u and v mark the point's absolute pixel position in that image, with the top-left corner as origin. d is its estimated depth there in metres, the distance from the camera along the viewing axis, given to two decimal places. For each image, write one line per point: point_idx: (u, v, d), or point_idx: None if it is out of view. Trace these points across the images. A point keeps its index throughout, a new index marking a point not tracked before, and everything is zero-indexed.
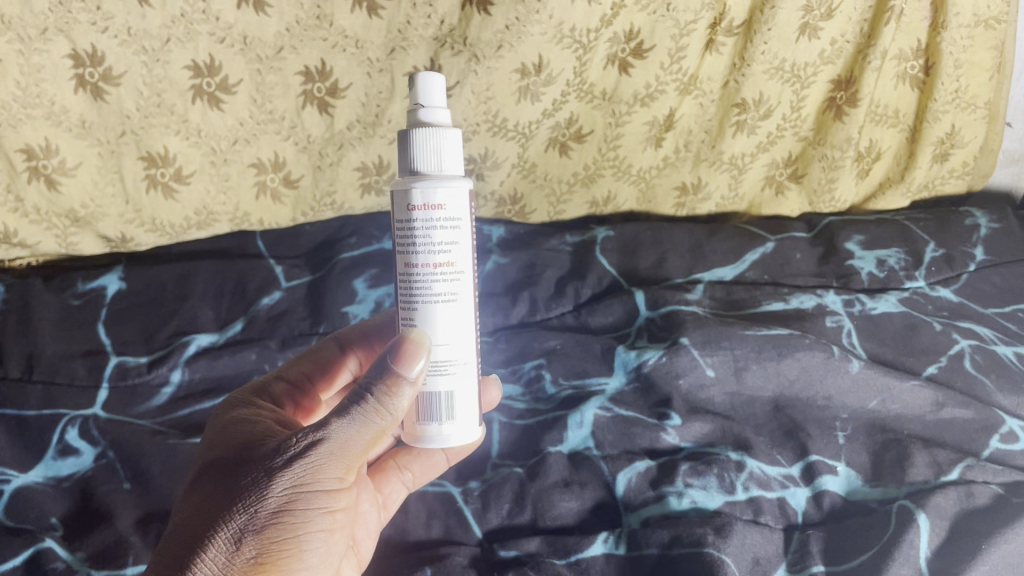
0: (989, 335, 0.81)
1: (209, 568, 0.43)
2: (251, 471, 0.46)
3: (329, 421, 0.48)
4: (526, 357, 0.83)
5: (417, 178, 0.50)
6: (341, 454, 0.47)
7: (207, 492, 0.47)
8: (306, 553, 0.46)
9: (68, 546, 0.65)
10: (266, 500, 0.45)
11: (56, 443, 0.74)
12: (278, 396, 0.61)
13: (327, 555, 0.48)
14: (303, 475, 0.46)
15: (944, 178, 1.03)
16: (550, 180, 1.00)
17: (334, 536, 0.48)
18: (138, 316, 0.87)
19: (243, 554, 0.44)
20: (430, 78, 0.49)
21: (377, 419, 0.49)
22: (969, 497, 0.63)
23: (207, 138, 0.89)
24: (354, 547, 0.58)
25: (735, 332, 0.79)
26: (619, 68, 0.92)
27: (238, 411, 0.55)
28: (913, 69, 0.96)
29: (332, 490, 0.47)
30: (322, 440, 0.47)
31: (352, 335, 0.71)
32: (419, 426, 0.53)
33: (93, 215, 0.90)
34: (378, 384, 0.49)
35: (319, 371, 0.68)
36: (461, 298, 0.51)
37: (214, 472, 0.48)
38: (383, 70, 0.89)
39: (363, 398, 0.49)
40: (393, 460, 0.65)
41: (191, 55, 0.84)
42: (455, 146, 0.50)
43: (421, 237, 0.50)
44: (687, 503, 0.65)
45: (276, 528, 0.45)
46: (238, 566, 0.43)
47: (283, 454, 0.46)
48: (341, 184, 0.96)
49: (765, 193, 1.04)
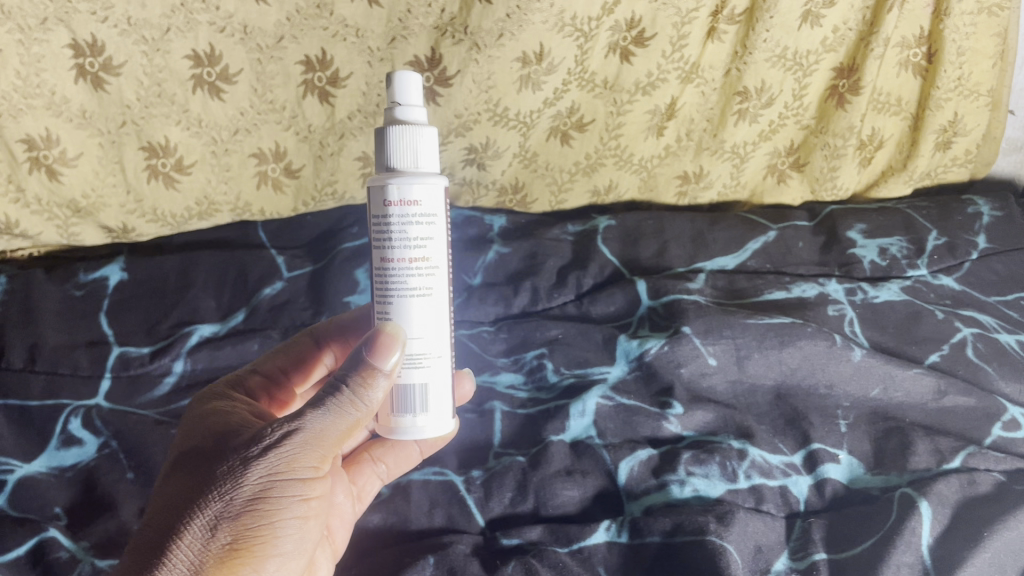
0: (990, 323, 0.81)
1: (184, 555, 0.44)
2: (226, 461, 0.47)
3: (305, 412, 0.48)
4: (528, 346, 0.83)
5: (392, 174, 0.50)
6: (317, 444, 0.48)
7: (182, 480, 0.47)
8: (279, 540, 0.47)
9: (71, 536, 0.66)
10: (241, 488, 0.46)
11: (59, 433, 0.75)
12: (252, 390, 0.63)
13: (302, 542, 0.48)
14: (279, 464, 0.46)
15: (947, 166, 1.03)
16: (552, 170, 0.99)
17: (309, 524, 0.49)
18: (140, 307, 0.87)
19: (219, 540, 0.44)
20: (406, 78, 0.50)
21: (353, 409, 0.49)
22: (971, 485, 0.64)
23: (208, 128, 0.89)
24: (328, 538, 0.59)
25: (736, 321, 0.78)
26: (621, 56, 0.92)
27: (213, 404, 0.55)
28: (915, 57, 0.96)
29: (307, 479, 0.48)
30: (296, 430, 0.48)
31: (329, 329, 0.70)
32: (392, 418, 0.53)
33: (94, 205, 0.90)
34: (353, 374, 0.50)
35: (294, 366, 0.68)
36: (436, 292, 0.52)
37: (190, 463, 0.49)
38: (383, 59, 0.89)
39: (339, 388, 0.49)
40: (368, 453, 0.66)
41: (191, 45, 0.84)
42: (431, 144, 0.51)
43: (396, 233, 0.50)
44: (688, 492, 0.66)
45: (252, 515, 0.45)
46: (214, 552, 0.44)
47: (259, 444, 0.47)
48: (342, 173, 0.95)
49: (767, 181, 1.04)
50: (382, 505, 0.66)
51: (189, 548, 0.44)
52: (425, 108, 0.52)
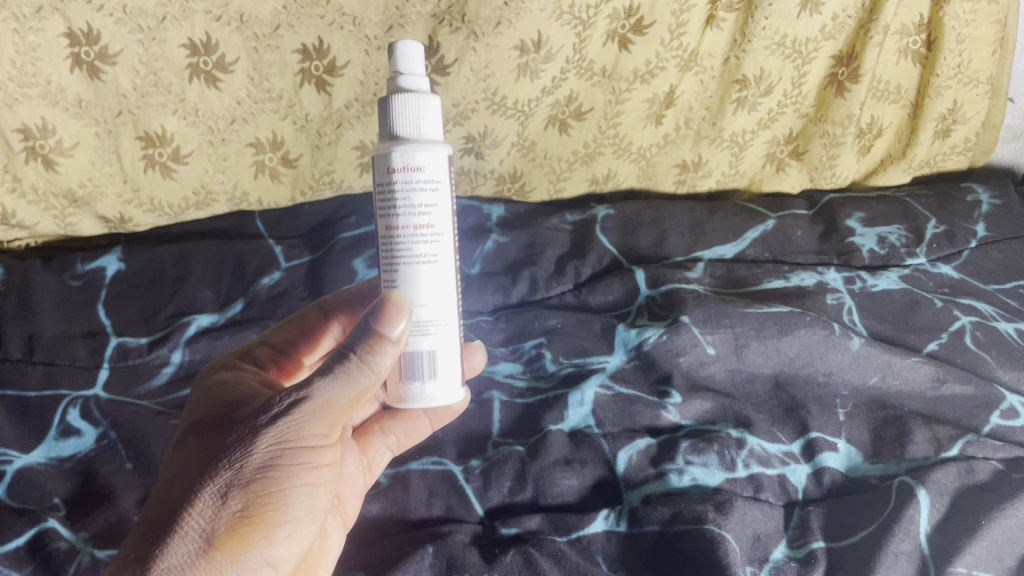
0: (988, 311, 0.80)
1: (196, 522, 0.44)
2: (235, 430, 0.47)
3: (313, 381, 0.48)
4: (526, 336, 0.82)
5: (396, 141, 0.49)
6: (326, 412, 0.48)
7: (193, 450, 0.47)
8: (290, 507, 0.47)
9: (70, 526, 0.66)
10: (251, 456, 0.46)
11: (57, 424, 0.75)
12: (261, 361, 0.63)
13: (311, 509, 0.48)
14: (287, 432, 0.46)
15: (946, 154, 1.03)
16: (550, 159, 0.99)
17: (319, 491, 0.49)
18: (138, 297, 0.87)
19: (229, 508, 0.44)
20: (408, 46, 0.49)
21: (359, 378, 0.49)
22: (969, 473, 0.64)
23: (204, 118, 0.89)
24: (340, 507, 0.60)
25: (735, 309, 0.78)
26: (619, 44, 0.91)
27: (222, 375, 0.56)
28: (914, 45, 0.95)
29: (316, 446, 0.48)
30: (304, 398, 0.47)
31: (337, 300, 0.70)
32: (401, 386, 0.52)
33: (91, 195, 0.90)
34: (360, 343, 0.49)
35: (302, 337, 0.68)
36: (442, 259, 0.51)
37: (200, 433, 0.49)
38: (381, 48, 0.88)
39: (346, 357, 0.49)
40: (377, 424, 0.66)
41: (187, 33, 0.83)
42: (435, 113, 0.50)
43: (401, 199, 0.49)
44: (687, 481, 0.66)
45: (262, 482, 0.46)
46: (225, 519, 0.44)
47: (267, 413, 0.47)
48: (339, 163, 0.95)
49: (766, 170, 1.03)
50: (380, 495, 0.66)
51: (201, 516, 0.44)
52: (427, 77, 0.51)
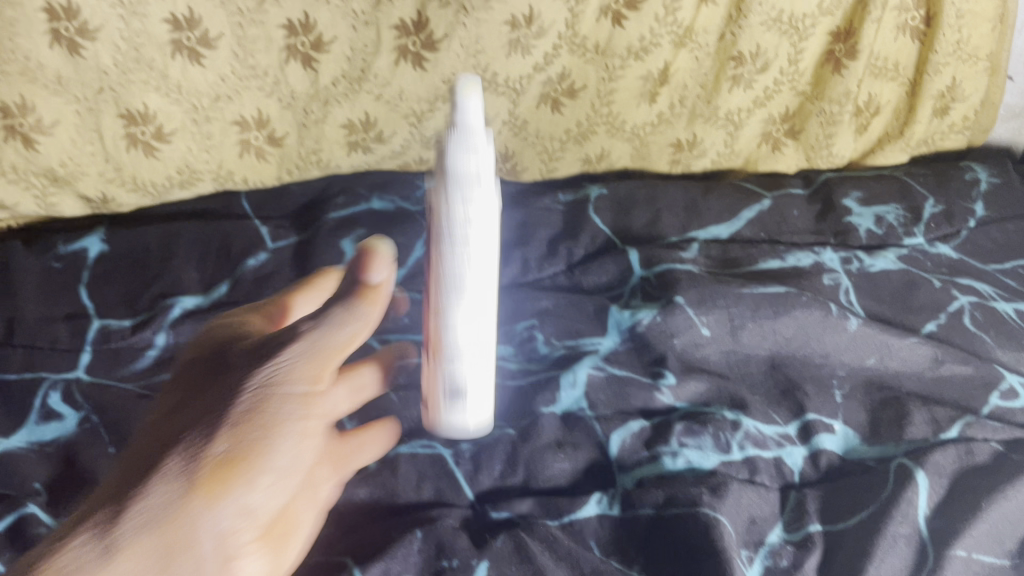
0: (987, 292, 0.79)
1: (173, 467, 0.42)
2: (223, 376, 0.47)
3: (301, 328, 0.48)
4: (519, 317, 0.80)
5: None
6: (313, 357, 0.47)
7: (174, 399, 0.47)
8: (278, 455, 0.45)
9: (51, 511, 0.64)
10: (237, 398, 0.45)
11: (38, 408, 0.73)
12: None
13: (298, 459, 0.47)
14: (273, 375, 0.46)
15: (944, 133, 1.02)
16: (543, 138, 0.98)
17: (308, 443, 0.48)
18: (121, 279, 0.85)
19: (210, 449, 0.43)
20: None
21: (349, 323, 0.49)
22: (969, 455, 0.63)
23: (188, 95, 0.86)
24: (324, 474, 0.59)
25: (730, 290, 0.76)
26: (613, 20, 0.89)
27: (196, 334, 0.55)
28: (914, 20, 0.93)
29: (302, 394, 0.47)
30: (292, 343, 0.47)
31: None
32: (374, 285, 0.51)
33: (72, 174, 0.88)
34: (348, 293, 0.50)
35: None
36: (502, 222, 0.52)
37: (178, 384, 0.49)
38: (369, 23, 0.85)
39: (333, 306, 0.49)
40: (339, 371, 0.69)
41: (169, 7, 0.80)
42: None
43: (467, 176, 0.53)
44: (681, 464, 0.64)
45: (246, 423, 0.44)
46: (204, 462, 0.43)
47: (255, 359, 0.47)
48: (326, 142, 0.93)
49: (762, 149, 1.02)
50: (368, 479, 0.64)
51: (179, 462, 0.43)
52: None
